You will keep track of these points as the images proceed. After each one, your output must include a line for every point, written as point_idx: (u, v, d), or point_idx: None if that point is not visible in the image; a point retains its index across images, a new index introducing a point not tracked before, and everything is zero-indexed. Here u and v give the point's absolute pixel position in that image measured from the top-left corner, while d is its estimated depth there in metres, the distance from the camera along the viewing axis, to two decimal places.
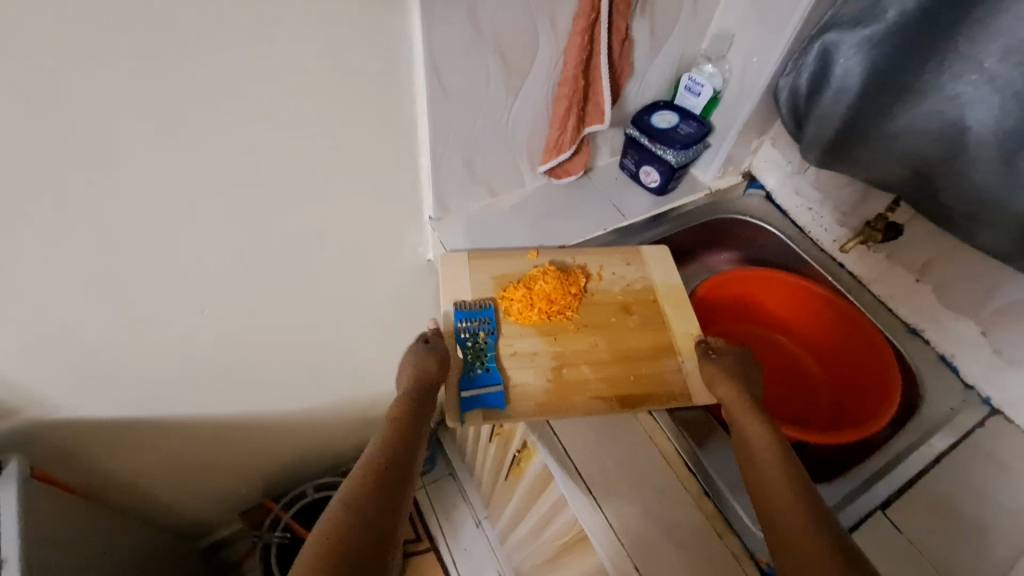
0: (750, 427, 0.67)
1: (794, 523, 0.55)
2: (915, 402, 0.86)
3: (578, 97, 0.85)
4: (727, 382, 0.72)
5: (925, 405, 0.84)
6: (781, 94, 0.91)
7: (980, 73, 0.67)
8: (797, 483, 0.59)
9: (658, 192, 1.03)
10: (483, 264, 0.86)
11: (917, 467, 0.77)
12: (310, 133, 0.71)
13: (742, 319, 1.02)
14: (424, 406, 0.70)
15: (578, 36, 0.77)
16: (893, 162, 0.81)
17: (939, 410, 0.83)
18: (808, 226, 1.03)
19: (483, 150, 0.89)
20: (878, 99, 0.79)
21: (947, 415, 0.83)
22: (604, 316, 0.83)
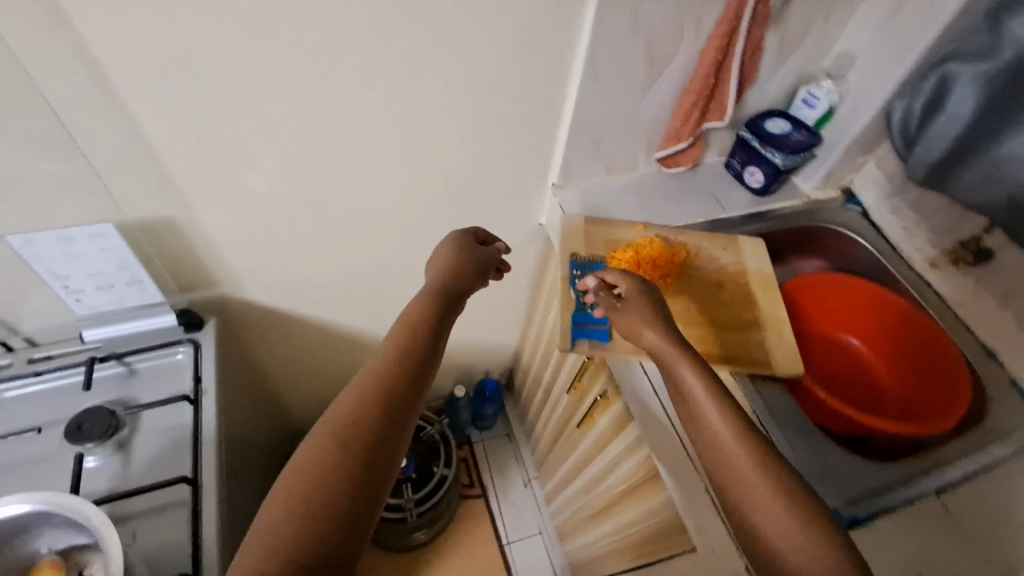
0: (689, 376, 0.70)
1: (750, 477, 0.60)
2: (980, 412, 0.91)
3: (706, 94, 0.97)
4: (647, 328, 0.75)
5: (989, 415, 0.89)
6: (894, 117, 1.00)
7: None
8: (742, 436, 0.63)
9: (760, 192, 1.14)
10: (598, 229, 1.00)
11: (970, 467, 0.83)
12: (484, 93, 0.87)
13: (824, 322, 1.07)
14: (452, 301, 0.79)
15: (717, 40, 0.90)
16: (994, 189, 0.89)
17: (1007, 425, 0.88)
18: (900, 243, 1.10)
19: (611, 132, 1.02)
20: (988, 129, 0.87)
21: (1010, 427, 0.87)
22: (700, 287, 0.94)
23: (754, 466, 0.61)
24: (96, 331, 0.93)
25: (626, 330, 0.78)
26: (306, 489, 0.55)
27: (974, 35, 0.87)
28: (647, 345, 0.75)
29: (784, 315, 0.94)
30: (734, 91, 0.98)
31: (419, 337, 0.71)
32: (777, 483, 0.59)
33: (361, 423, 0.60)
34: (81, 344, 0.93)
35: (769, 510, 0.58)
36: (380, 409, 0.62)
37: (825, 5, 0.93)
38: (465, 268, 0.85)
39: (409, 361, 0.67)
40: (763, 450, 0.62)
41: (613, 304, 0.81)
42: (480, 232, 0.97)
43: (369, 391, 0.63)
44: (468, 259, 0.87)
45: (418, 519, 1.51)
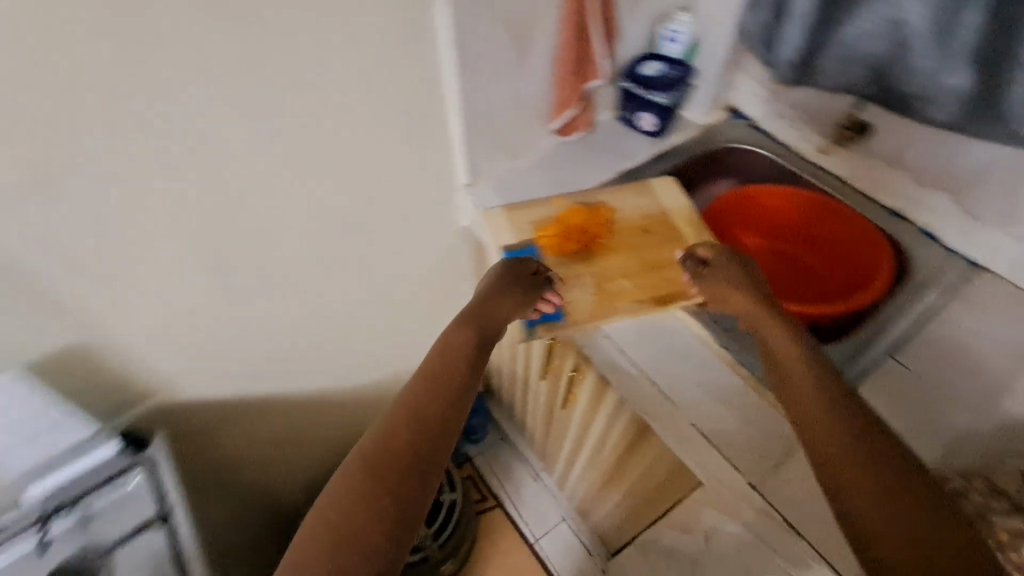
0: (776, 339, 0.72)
1: (847, 452, 0.57)
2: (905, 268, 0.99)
3: (579, 55, 1.00)
4: (736, 289, 0.79)
5: (915, 268, 0.97)
6: (751, 30, 1.07)
7: None
8: (836, 412, 0.60)
9: (654, 134, 1.19)
10: (519, 213, 1.00)
11: (914, 318, 0.90)
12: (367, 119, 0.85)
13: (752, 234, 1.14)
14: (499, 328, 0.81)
15: (571, 5, 0.92)
16: (855, 64, 0.94)
17: (928, 272, 0.96)
18: (790, 141, 1.17)
19: (502, 120, 1.02)
20: (831, 19, 0.93)
21: (930, 274, 0.96)
22: (632, 238, 0.96)
23: (853, 440, 0.57)
24: (37, 487, 0.83)
25: (717, 293, 0.81)
26: (327, 525, 0.58)
27: None
28: (734, 305, 0.79)
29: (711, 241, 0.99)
30: (602, 46, 0.99)
31: (445, 372, 0.72)
32: (879, 466, 0.56)
33: (385, 459, 0.62)
34: (21, 511, 0.82)
35: (865, 486, 0.55)
36: (407, 448, 0.63)
37: None
38: (507, 291, 0.83)
39: (431, 391, 0.69)
40: (858, 428, 0.58)
41: (698, 269, 0.84)
42: (531, 261, 0.89)
43: (397, 427, 0.65)
44: (501, 291, 0.82)
45: (441, 551, 1.49)
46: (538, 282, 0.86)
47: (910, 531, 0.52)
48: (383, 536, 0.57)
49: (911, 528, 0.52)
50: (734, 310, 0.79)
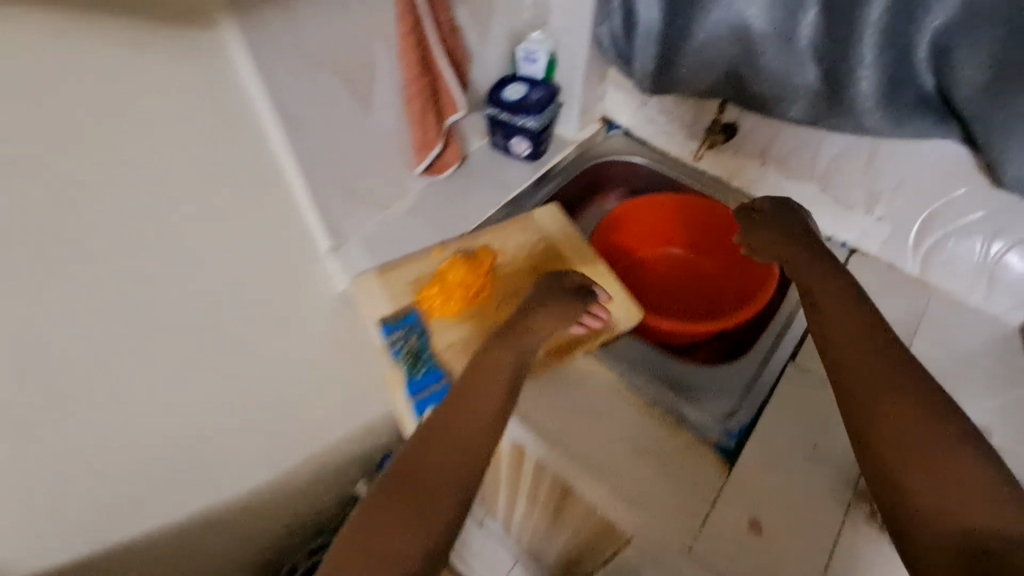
0: (820, 287, 0.73)
1: (876, 374, 0.61)
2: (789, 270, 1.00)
3: (428, 91, 0.88)
4: (780, 245, 0.82)
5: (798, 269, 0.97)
6: (605, 41, 0.99)
7: None
8: (873, 340, 0.64)
9: (533, 158, 1.11)
10: (393, 275, 0.89)
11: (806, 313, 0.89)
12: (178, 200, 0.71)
13: (640, 247, 1.12)
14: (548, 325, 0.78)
15: (407, 39, 0.81)
16: (710, 71, 0.91)
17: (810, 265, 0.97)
18: (666, 146, 1.15)
19: (359, 171, 0.90)
20: (678, 26, 0.90)
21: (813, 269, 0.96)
22: (520, 284, 0.89)
23: (880, 361, 0.61)
24: None
25: (759, 244, 0.85)
26: (376, 517, 0.56)
27: None
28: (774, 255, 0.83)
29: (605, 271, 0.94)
30: (451, 78, 0.90)
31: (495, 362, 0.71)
32: (909, 388, 0.59)
33: (428, 466, 0.60)
34: None
35: (890, 405, 0.58)
36: (456, 451, 0.61)
37: None
38: (563, 299, 0.81)
39: (473, 376, 0.69)
40: (895, 352, 0.62)
41: (749, 217, 0.87)
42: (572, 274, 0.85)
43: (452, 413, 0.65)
44: (541, 302, 0.79)
45: None
46: (582, 295, 0.82)
47: (919, 444, 0.55)
48: (428, 528, 0.55)
49: (921, 438, 0.55)
50: (773, 256, 0.83)
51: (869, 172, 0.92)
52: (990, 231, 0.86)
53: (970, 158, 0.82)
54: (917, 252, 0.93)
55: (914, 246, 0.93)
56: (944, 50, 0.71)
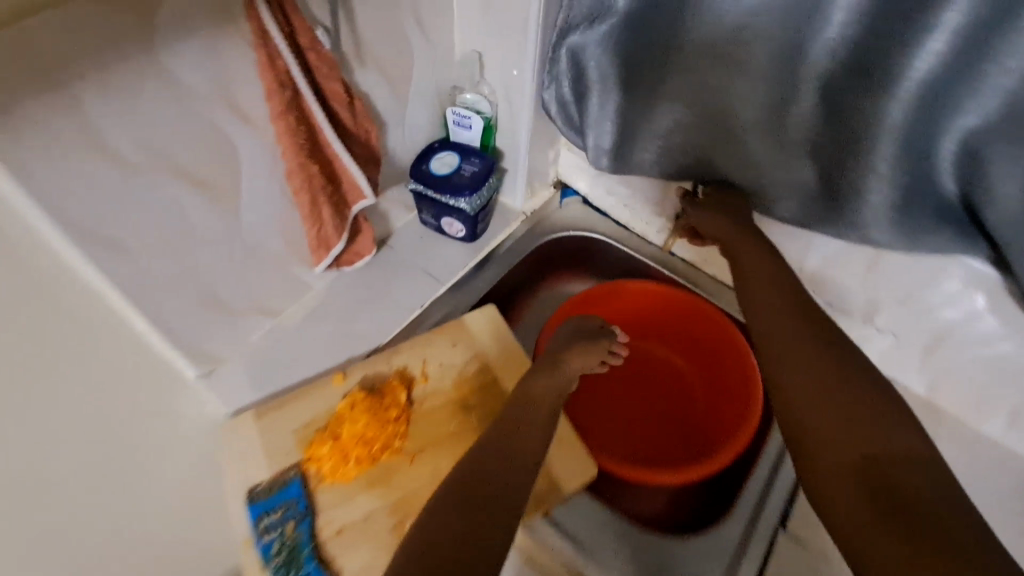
0: (748, 256, 0.72)
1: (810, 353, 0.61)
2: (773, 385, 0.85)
3: (318, 183, 0.66)
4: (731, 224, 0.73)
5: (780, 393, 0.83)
6: (551, 109, 0.80)
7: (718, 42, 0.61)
8: (803, 318, 0.65)
9: (470, 239, 0.91)
10: (275, 420, 0.68)
11: None
12: None
13: None
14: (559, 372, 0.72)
15: (282, 121, 0.59)
16: (678, 154, 0.74)
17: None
18: (631, 223, 0.96)
19: (229, 281, 0.69)
20: (637, 98, 0.71)
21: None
22: (443, 425, 0.70)
23: (806, 339, 0.62)
24: None
25: (710, 225, 0.75)
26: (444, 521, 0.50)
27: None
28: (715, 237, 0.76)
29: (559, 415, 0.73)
30: (355, 163, 0.69)
31: (537, 398, 0.66)
32: (833, 362, 0.59)
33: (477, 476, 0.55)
34: None
35: (806, 372, 0.59)
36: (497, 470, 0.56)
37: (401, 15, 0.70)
38: (586, 345, 0.76)
39: (520, 413, 0.64)
40: (822, 325, 0.63)
41: (693, 200, 0.79)
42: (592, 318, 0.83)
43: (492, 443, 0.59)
44: (568, 343, 0.76)
45: None
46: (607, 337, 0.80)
47: (837, 403, 0.56)
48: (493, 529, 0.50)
49: (837, 396, 0.57)
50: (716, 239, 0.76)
51: (867, 280, 0.76)
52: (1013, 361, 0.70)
53: (996, 277, 0.65)
54: (925, 368, 0.78)
55: (921, 363, 0.78)
56: (971, 161, 0.54)
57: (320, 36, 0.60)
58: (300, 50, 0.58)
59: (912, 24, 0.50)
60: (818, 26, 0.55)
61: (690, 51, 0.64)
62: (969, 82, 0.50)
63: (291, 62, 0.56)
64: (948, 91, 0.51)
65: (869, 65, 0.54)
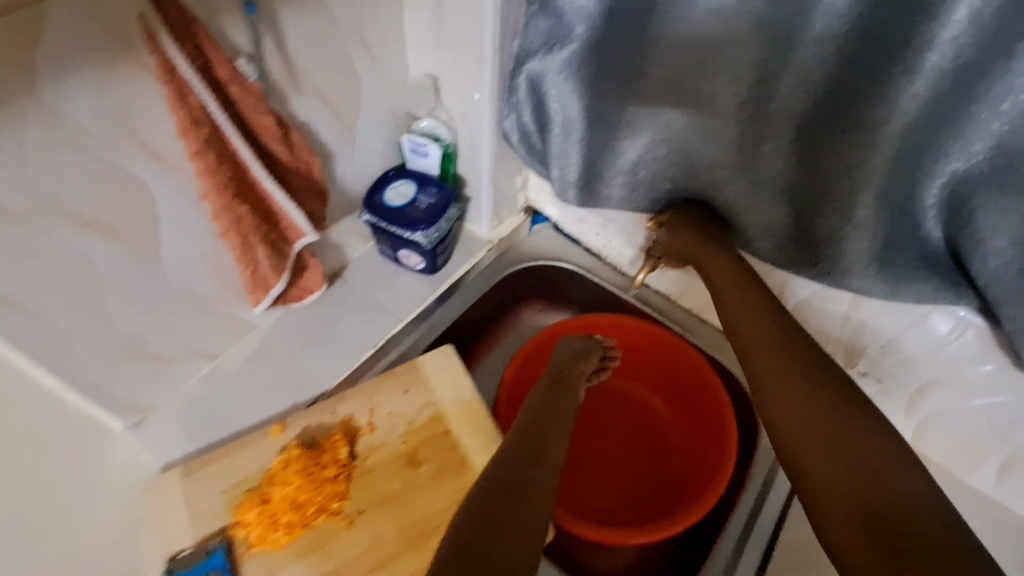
0: (712, 270, 0.63)
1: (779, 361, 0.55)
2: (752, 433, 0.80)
3: (249, 224, 0.60)
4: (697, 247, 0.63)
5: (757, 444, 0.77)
6: (512, 138, 0.72)
7: (684, 73, 0.55)
8: (797, 347, 0.56)
9: (430, 272, 0.85)
10: (206, 478, 0.64)
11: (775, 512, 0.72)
12: None
13: None
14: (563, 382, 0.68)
15: (199, 160, 0.53)
16: (645, 192, 0.67)
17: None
18: (604, 252, 0.91)
19: (154, 327, 0.64)
20: (605, 131, 0.63)
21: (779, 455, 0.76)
22: (387, 484, 0.64)
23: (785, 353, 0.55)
24: None
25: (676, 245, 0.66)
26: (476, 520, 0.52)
27: (527, 23, 0.59)
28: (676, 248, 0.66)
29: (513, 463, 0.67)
30: (292, 202, 0.64)
31: (548, 411, 0.62)
32: (811, 375, 0.53)
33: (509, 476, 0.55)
34: None
35: (802, 408, 0.51)
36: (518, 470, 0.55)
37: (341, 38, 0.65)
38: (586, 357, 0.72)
39: (540, 422, 0.60)
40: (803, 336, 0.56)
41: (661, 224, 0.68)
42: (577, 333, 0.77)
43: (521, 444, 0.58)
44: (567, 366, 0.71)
45: None
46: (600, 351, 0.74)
47: (835, 439, 0.48)
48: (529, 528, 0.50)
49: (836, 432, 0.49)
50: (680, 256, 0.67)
51: (847, 324, 0.70)
52: (1006, 416, 0.64)
53: (985, 327, 0.60)
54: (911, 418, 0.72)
55: (907, 413, 0.72)
56: (959, 213, 0.48)
57: (242, 65, 0.54)
58: (219, 83, 0.53)
59: (894, 60, 0.45)
60: (792, 60, 0.49)
61: (655, 81, 0.57)
62: (959, 126, 0.44)
63: (206, 97, 0.51)
64: (934, 135, 0.46)
65: (849, 102, 0.48)
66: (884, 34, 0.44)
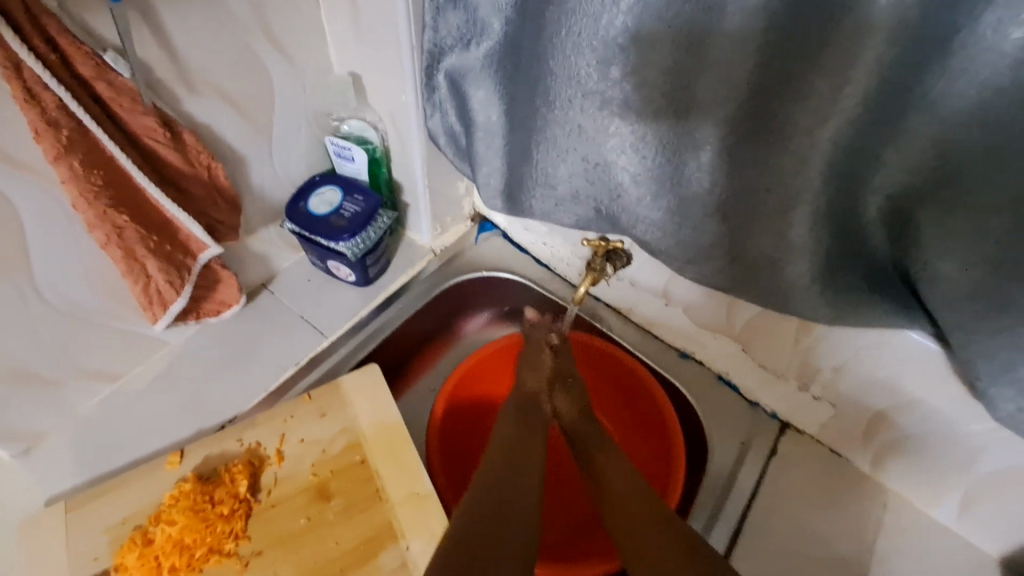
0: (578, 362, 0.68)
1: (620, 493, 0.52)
2: (701, 458, 0.74)
3: (132, 236, 0.55)
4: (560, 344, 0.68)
5: (705, 471, 0.72)
6: (438, 140, 0.65)
7: (593, 75, 0.49)
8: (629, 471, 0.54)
9: (363, 284, 0.79)
10: (88, 515, 0.58)
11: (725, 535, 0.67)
12: None
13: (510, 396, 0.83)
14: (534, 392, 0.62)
15: (60, 165, 0.47)
16: (573, 205, 0.61)
17: (722, 470, 0.72)
18: (552, 262, 0.86)
19: (32, 348, 0.58)
20: (527, 136, 0.57)
21: (726, 484, 0.71)
22: (290, 521, 0.58)
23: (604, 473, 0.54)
24: None
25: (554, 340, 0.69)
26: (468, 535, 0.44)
27: (437, 16, 0.54)
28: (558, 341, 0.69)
29: (438, 505, 0.60)
30: (186, 212, 0.60)
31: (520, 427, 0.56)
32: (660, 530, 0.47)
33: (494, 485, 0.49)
34: None
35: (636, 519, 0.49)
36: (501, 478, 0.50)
37: (241, 33, 0.60)
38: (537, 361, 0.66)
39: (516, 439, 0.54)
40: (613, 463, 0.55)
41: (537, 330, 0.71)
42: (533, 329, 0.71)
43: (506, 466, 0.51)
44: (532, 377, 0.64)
45: None
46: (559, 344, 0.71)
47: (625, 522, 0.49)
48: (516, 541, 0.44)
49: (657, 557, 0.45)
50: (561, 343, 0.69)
51: (799, 346, 0.64)
52: (964, 450, 0.58)
53: (940, 352, 0.53)
54: (867, 444, 0.67)
55: (863, 440, 0.67)
56: (903, 227, 0.43)
57: (110, 60, 0.49)
58: (84, 81, 0.48)
59: (813, 61, 0.39)
60: (708, 62, 0.43)
61: (564, 81, 0.51)
62: (893, 132, 0.39)
63: (63, 95, 0.46)
64: (871, 143, 0.40)
65: (770, 109, 0.43)
66: (810, 26, 0.38)
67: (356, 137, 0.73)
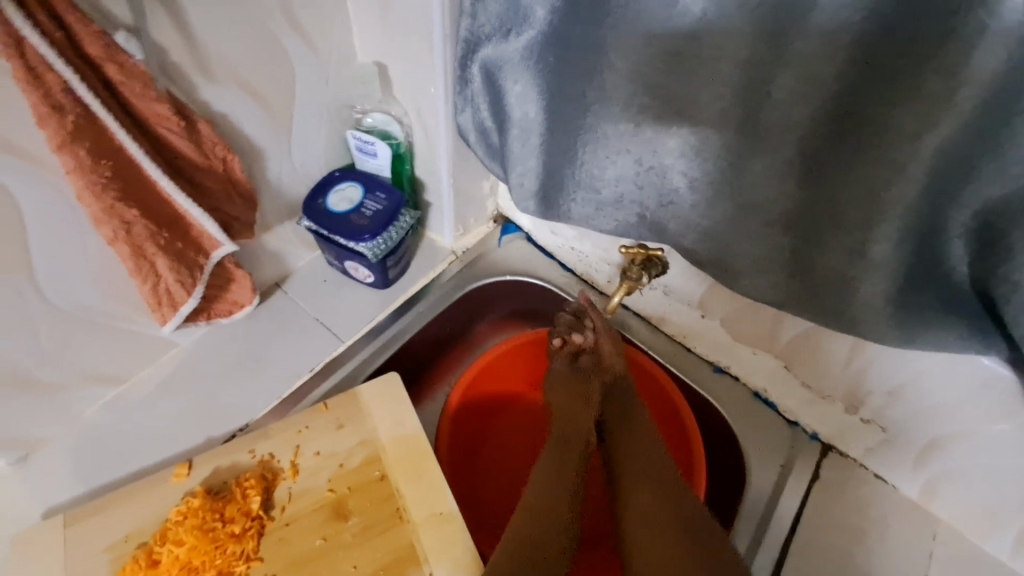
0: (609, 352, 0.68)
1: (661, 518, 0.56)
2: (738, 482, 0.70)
3: (141, 232, 0.50)
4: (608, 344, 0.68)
5: (744, 493, 0.68)
6: (468, 137, 0.61)
7: (652, 68, 0.45)
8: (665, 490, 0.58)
9: (382, 285, 0.75)
10: (87, 530, 0.54)
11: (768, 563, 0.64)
12: None
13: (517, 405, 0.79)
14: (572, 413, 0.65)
15: (67, 155, 0.43)
16: (617, 211, 0.57)
17: (761, 496, 0.67)
18: (578, 267, 0.82)
19: (34, 351, 0.55)
20: (570, 136, 0.53)
21: (766, 509, 0.67)
22: (305, 542, 0.55)
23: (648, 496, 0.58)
24: None
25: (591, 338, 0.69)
26: None
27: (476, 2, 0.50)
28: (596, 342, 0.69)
29: (462, 526, 0.56)
30: (199, 207, 0.55)
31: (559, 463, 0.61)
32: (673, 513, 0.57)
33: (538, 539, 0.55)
34: None
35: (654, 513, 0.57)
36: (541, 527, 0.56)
37: (263, 18, 0.56)
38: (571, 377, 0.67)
39: (547, 488, 0.59)
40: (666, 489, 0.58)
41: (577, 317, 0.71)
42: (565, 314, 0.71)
43: (539, 537, 0.55)
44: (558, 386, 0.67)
45: None
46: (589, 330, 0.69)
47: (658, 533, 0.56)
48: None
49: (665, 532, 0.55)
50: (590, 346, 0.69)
51: (851, 366, 0.60)
52: None
53: (1014, 380, 0.49)
54: (917, 472, 0.63)
55: (913, 468, 0.63)
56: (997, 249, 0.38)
57: (121, 40, 0.45)
58: (92, 62, 0.44)
59: (917, 59, 0.35)
60: (789, 56, 0.39)
61: (622, 76, 0.47)
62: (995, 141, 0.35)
63: (73, 79, 0.42)
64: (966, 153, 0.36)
65: (858, 112, 0.39)
66: (915, 20, 0.34)
67: (380, 131, 0.69)
